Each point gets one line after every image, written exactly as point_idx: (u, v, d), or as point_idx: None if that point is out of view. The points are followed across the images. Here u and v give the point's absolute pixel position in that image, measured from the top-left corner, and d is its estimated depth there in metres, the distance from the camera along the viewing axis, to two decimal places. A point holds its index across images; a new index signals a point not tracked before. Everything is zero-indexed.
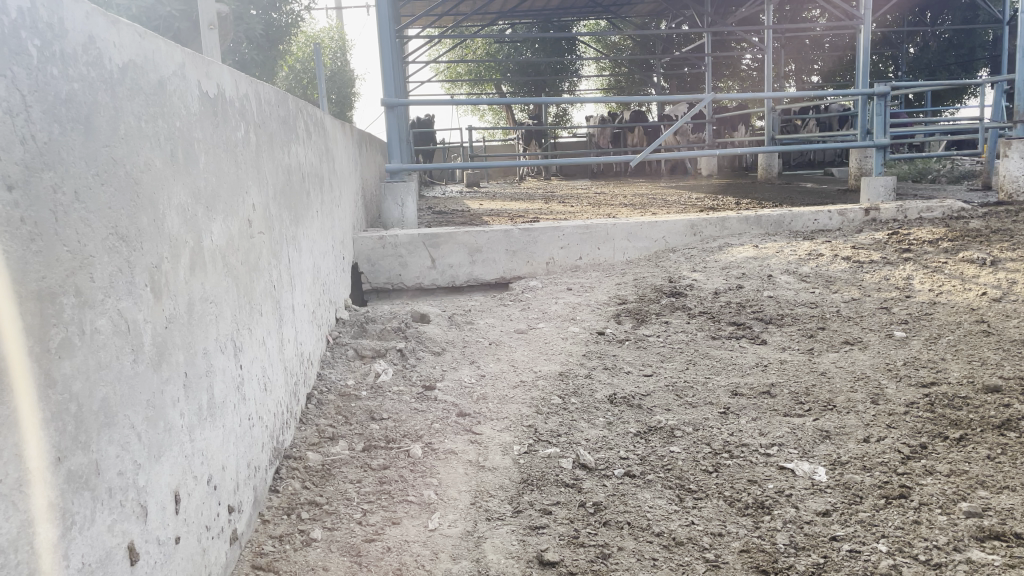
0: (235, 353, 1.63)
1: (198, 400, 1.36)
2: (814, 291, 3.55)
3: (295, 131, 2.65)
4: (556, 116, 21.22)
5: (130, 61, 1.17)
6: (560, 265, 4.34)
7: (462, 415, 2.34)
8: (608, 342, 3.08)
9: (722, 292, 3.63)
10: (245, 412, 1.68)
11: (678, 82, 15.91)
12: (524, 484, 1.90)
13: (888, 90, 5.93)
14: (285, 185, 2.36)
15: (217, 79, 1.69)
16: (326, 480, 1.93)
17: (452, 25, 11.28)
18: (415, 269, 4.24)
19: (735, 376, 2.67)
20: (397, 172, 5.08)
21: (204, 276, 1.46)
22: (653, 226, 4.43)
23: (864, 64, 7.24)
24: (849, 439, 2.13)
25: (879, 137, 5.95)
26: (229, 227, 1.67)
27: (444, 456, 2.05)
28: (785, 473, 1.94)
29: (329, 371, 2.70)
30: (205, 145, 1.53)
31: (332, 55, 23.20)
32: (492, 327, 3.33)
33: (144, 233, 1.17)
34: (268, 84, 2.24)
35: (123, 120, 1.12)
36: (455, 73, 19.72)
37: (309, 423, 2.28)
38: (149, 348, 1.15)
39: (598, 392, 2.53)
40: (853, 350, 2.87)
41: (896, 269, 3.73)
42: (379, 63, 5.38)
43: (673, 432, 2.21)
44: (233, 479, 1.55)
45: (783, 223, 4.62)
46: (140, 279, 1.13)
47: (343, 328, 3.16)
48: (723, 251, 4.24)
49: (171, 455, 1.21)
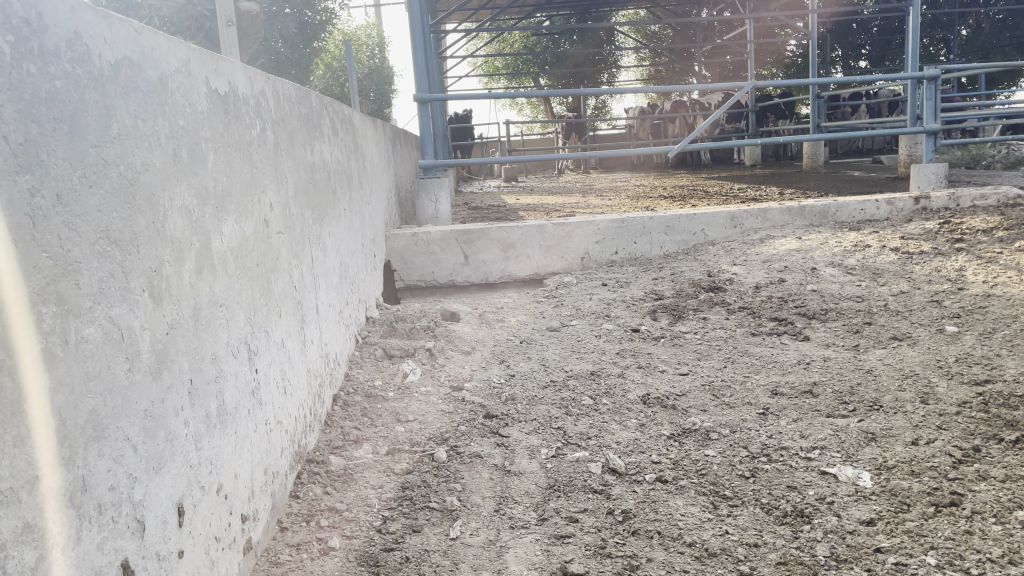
0: (249, 357, 1.59)
1: (206, 408, 1.31)
2: (861, 284, 3.41)
3: (320, 128, 2.61)
4: (597, 108, 21.04)
5: (124, 57, 1.13)
6: (596, 260, 4.26)
7: (490, 417, 2.28)
8: (643, 340, 3.00)
9: (763, 286, 3.51)
10: (262, 417, 1.64)
11: (720, 70, 15.61)
12: (550, 490, 1.84)
13: (939, 74, 5.70)
14: (308, 183, 2.32)
15: (229, 76, 1.65)
16: (347, 485, 1.89)
17: (489, 19, 11.24)
18: (448, 266, 4.19)
19: (775, 374, 2.57)
20: (431, 169, 5.03)
21: (213, 278, 1.42)
22: (691, 218, 4.31)
23: (913, 48, 6.97)
24: (896, 442, 2.01)
25: (929, 122, 5.73)
26: (242, 228, 1.62)
27: (470, 460, 2.00)
28: (827, 478, 1.84)
29: (357, 371, 2.66)
30: (214, 143, 1.49)
31: (370, 53, 23.35)
32: (525, 324, 3.27)
33: (142, 236, 1.12)
34: (287, 80, 2.20)
35: (116, 119, 1.07)
36: (493, 66, 19.67)
37: (334, 426, 2.24)
38: (149, 355, 1.11)
39: (631, 391, 2.45)
40: (902, 346, 2.73)
41: (948, 260, 3.56)
42: (413, 59, 5.34)
43: (708, 435, 2.12)
44: (248, 487, 1.51)
45: (828, 213, 4.46)
46: (137, 284, 1.09)
47: (373, 327, 3.12)
48: (765, 244, 4.10)
49: (174, 466, 1.16)
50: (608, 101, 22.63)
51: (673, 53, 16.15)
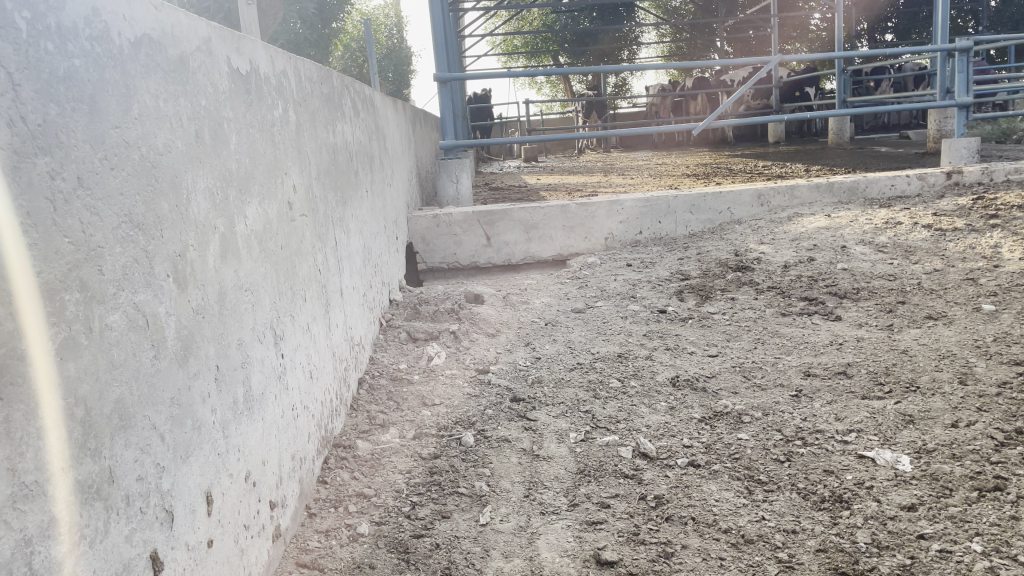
0: (275, 342, 1.57)
1: (233, 394, 1.29)
2: (893, 262, 3.33)
3: (341, 108, 2.57)
4: (617, 86, 20.86)
5: (143, 35, 1.09)
6: (620, 240, 4.20)
7: (517, 400, 2.25)
8: (671, 321, 2.95)
9: (792, 265, 3.45)
10: (289, 403, 1.62)
11: (743, 45, 15.35)
12: (581, 475, 1.80)
13: (970, 45, 5.55)
14: (330, 165, 2.29)
15: (250, 55, 1.61)
16: (375, 470, 1.87)
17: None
18: (470, 247, 4.15)
19: (807, 355, 2.52)
20: (452, 149, 4.98)
21: (238, 263, 1.39)
22: (717, 196, 4.24)
23: (943, 19, 6.79)
24: (935, 424, 1.96)
25: (960, 96, 5.58)
26: (266, 211, 1.60)
27: (498, 444, 1.97)
28: (865, 463, 1.80)
29: (382, 355, 2.64)
30: (237, 124, 1.46)
31: (387, 33, 23.27)
32: (550, 306, 3.23)
33: (165, 220, 1.09)
34: (309, 59, 2.17)
35: (137, 99, 1.04)
36: (512, 45, 19.51)
37: (360, 410, 2.22)
38: (174, 342, 1.08)
39: (660, 374, 2.42)
40: (938, 326, 2.67)
41: (982, 237, 3.47)
42: (433, 38, 5.28)
43: (740, 418, 2.07)
44: (276, 474, 1.49)
45: (857, 190, 4.37)
46: (161, 269, 1.06)
47: (397, 310, 3.09)
48: (793, 222, 4.03)
49: (201, 455, 1.14)
50: (628, 78, 22.39)
51: (694, 28, 15.91)
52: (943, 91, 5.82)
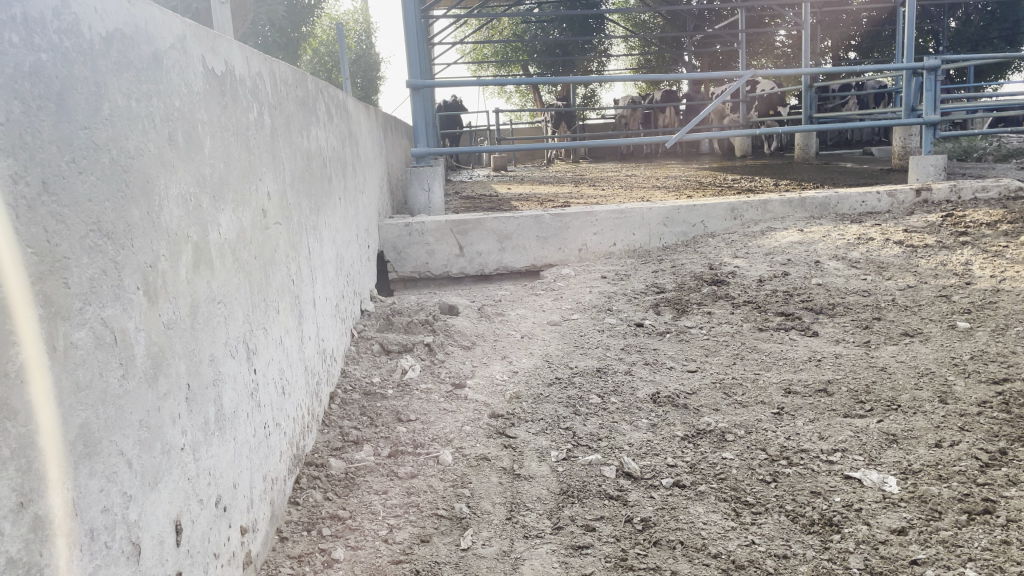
0: (248, 357, 1.49)
1: (205, 414, 1.21)
2: (866, 278, 3.34)
3: (315, 112, 2.49)
4: (585, 97, 20.92)
5: (116, 30, 1.01)
6: (594, 252, 4.16)
7: (495, 416, 2.18)
8: (648, 335, 2.91)
9: (767, 279, 3.44)
10: (261, 421, 1.54)
11: (711, 60, 15.50)
12: (564, 496, 1.75)
13: (938, 64, 5.62)
14: (304, 172, 2.21)
15: (226, 54, 1.54)
16: (349, 490, 1.79)
17: (480, 6, 11.09)
18: (442, 257, 4.09)
19: (787, 372, 2.49)
20: (424, 157, 4.91)
21: (210, 273, 1.31)
22: (691, 209, 4.23)
23: (909, 37, 6.89)
24: (919, 444, 1.94)
25: (928, 114, 5.65)
26: (240, 219, 1.52)
27: (477, 462, 1.90)
28: (852, 484, 1.77)
29: (354, 367, 2.56)
30: (211, 127, 1.38)
31: (356, 38, 23.08)
32: (525, 318, 3.17)
33: (136, 228, 1.01)
34: (284, 61, 2.09)
35: (108, 99, 0.97)
36: (482, 54, 19.46)
37: (332, 426, 2.14)
38: (143, 360, 1.00)
39: (640, 390, 2.37)
40: (914, 343, 2.67)
41: (953, 254, 3.50)
42: (405, 44, 5.21)
43: (724, 436, 2.04)
44: (247, 497, 1.41)
45: (829, 205, 4.39)
46: (131, 282, 0.98)
47: (368, 321, 3.01)
48: (766, 236, 4.03)
49: (171, 480, 1.06)
50: (597, 89, 22.51)
51: (663, 41, 16.03)
52: (910, 109, 5.89)
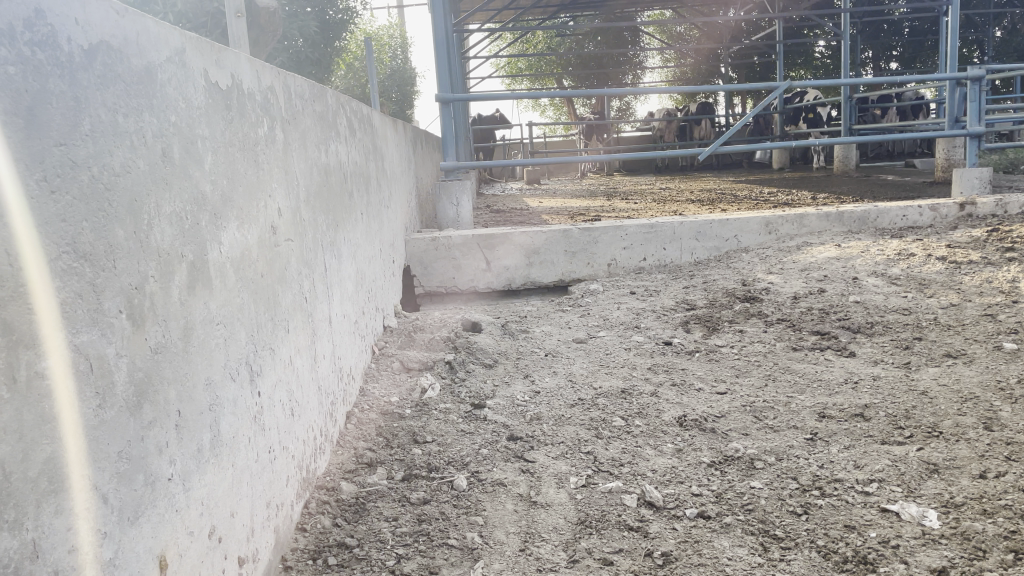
0: (251, 379, 1.44)
1: (198, 441, 1.16)
2: (907, 295, 3.21)
3: (335, 128, 2.46)
4: (620, 110, 20.85)
5: (101, 42, 0.98)
6: (623, 266, 4.08)
7: (514, 439, 2.11)
8: (676, 354, 2.82)
9: (802, 296, 3.32)
10: (265, 445, 1.49)
11: (748, 71, 15.32)
12: (581, 527, 1.67)
13: (983, 73, 5.43)
14: (321, 187, 2.17)
15: (233, 68, 1.50)
16: (359, 516, 1.73)
17: (514, 20, 11.04)
18: (469, 272, 4.03)
19: (821, 395, 2.38)
20: (453, 171, 4.87)
21: (209, 293, 1.26)
22: (723, 224, 4.12)
23: (953, 46, 6.70)
24: (961, 475, 1.82)
25: (972, 125, 5.45)
26: (245, 237, 1.47)
27: (493, 488, 1.83)
28: (889, 517, 1.66)
29: (373, 386, 2.51)
30: (213, 143, 1.34)
31: (393, 53, 23.16)
32: (550, 335, 3.10)
33: (120, 249, 0.97)
34: (300, 75, 2.06)
35: (89, 114, 0.92)
36: (516, 68, 19.47)
37: (347, 447, 2.09)
38: (126, 388, 0.96)
39: (666, 412, 2.28)
40: (957, 365, 2.54)
41: (999, 270, 3.35)
42: (436, 57, 5.19)
43: (753, 463, 1.94)
44: (247, 526, 1.36)
45: (868, 220, 4.25)
46: (112, 305, 0.94)
47: (390, 337, 2.97)
48: (802, 251, 3.91)
49: (156, 514, 1.01)
50: (632, 100, 22.40)
51: (699, 52, 15.88)
52: (954, 120, 5.71)
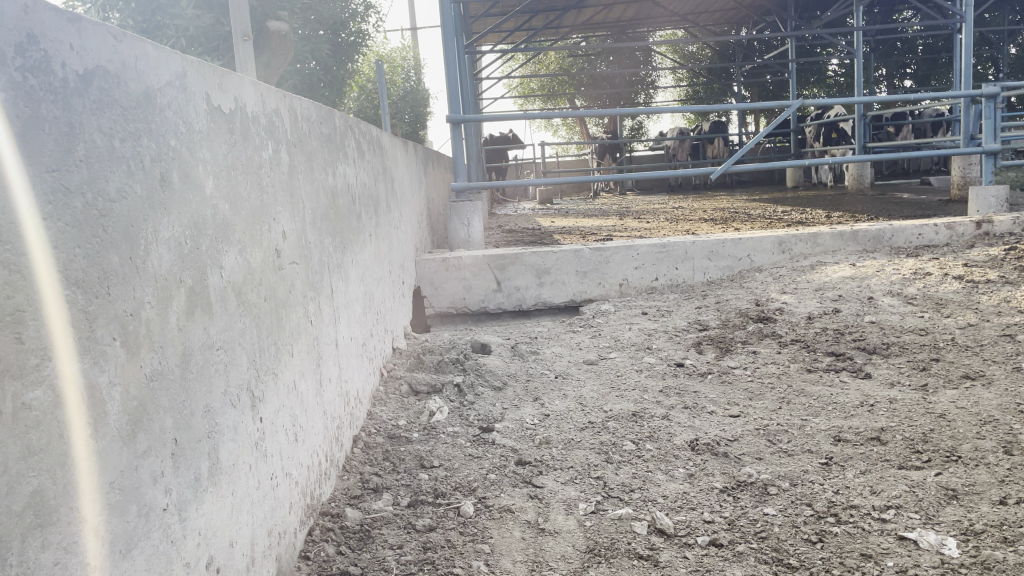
0: (253, 405, 1.42)
1: (196, 469, 1.14)
2: (923, 315, 3.16)
3: (343, 150, 2.46)
4: (632, 129, 20.88)
5: (98, 67, 0.97)
6: (635, 286, 4.05)
7: (523, 464, 2.08)
8: (688, 376, 2.78)
9: (816, 317, 3.28)
10: (267, 471, 1.46)
11: (761, 90, 15.30)
12: (590, 555, 1.63)
13: (998, 91, 5.38)
14: (328, 209, 2.16)
15: (236, 91, 1.50)
16: (363, 544, 1.70)
17: (526, 41, 11.06)
18: (480, 292, 4.01)
19: (837, 418, 2.33)
20: (463, 192, 4.86)
21: (209, 318, 1.25)
22: (736, 243, 4.08)
23: (967, 64, 6.64)
24: (981, 501, 1.77)
25: (988, 142, 5.39)
26: (248, 260, 1.46)
27: (500, 515, 1.80)
28: (907, 545, 1.61)
29: (380, 409, 2.48)
30: (215, 167, 1.33)
31: (405, 74, 23.25)
32: (560, 357, 3.07)
33: (114, 275, 0.95)
34: (306, 98, 2.05)
35: (84, 139, 0.92)
36: (528, 88, 19.53)
37: (353, 472, 2.06)
38: (119, 417, 0.94)
39: (677, 436, 2.24)
40: (976, 387, 2.48)
41: (1017, 290, 3.29)
42: (446, 79, 5.19)
43: (766, 489, 1.89)
44: (247, 555, 1.33)
45: (883, 238, 4.20)
46: (105, 333, 0.92)
47: (399, 359, 2.94)
48: (816, 271, 3.86)
49: (149, 545, 0.99)
50: (645, 119, 22.41)
51: (711, 72, 15.89)
52: (969, 137, 5.66)
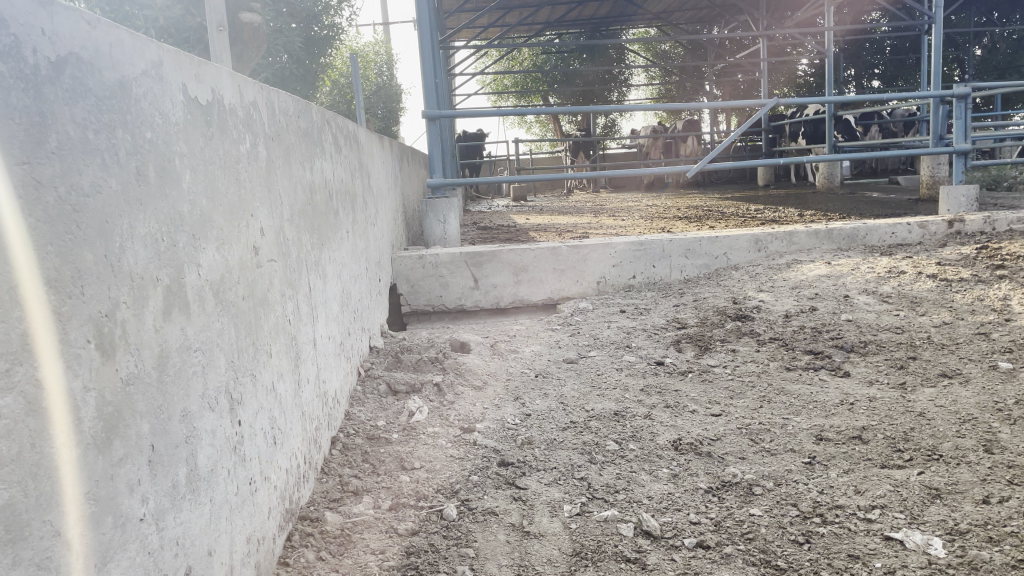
0: (231, 409, 1.37)
1: (173, 477, 1.09)
2: (899, 313, 3.18)
3: (321, 144, 2.41)
4: (605, 127, 20.94)
5: (71, 54, 0.92)
6: (613, 284, 4.04)
7: (505, 465, 2.05)
8: (669, 374, 2.77)
9: (794, 315, 3.28)
10: (245, 476, 1.42)
11: (732, 89, 15.44)
12: (577, 558, 1.61)
13: (968, 91, 5.44)
14: (306, 206, 2.11)
15: (213, 82, 1.44)
16: (344, 549, 1.66)
17: (500, 36, 11.01)
18: (456, 290, 3.97)
19: (818, 416, 2.33)
20: (439, 188, 4.81)
21: (186, 319, 1.20)
22: (713, 241, 4.09)
23: (938, 64, 6.72)
24: (964, 500, 1.77)
25: (959, 142, 5.45)
26: (226, 258, 1.41)
27: (484, 518, 1.77)
28: (893, 546, 1.61)
29: (359, 409, 2.43)
30: (192, 161, 1.28)
31: (378, 69, 23.09)
32: (539, 355, 3.04)
33: (88, 273, 0.90)
34: (284, 91, 2.00)
35: (57, 131, 0.87)
36: (501, 84, 19.49)
37: (331, 474, 2.01)
38: (93, 424, 0.89)
39: (660, 436, 2.22)
40: (953, 385, 2.50)
41: (990, 288, 3.33)
42: (422, 74, 5.13)
43: (751, 489, 1.88)
44: (226, 564, 1.28)
45: (857, 237, 4.23)
46: (80, 335, 0.88)
47: (376, 359, 2.89)
48: (792, 269, 3.88)
49: (125, 558, 0.94)
50: (618, 117, 22.49)
51: (684, 71, 15.97)
52: (938, 138, 5.74)
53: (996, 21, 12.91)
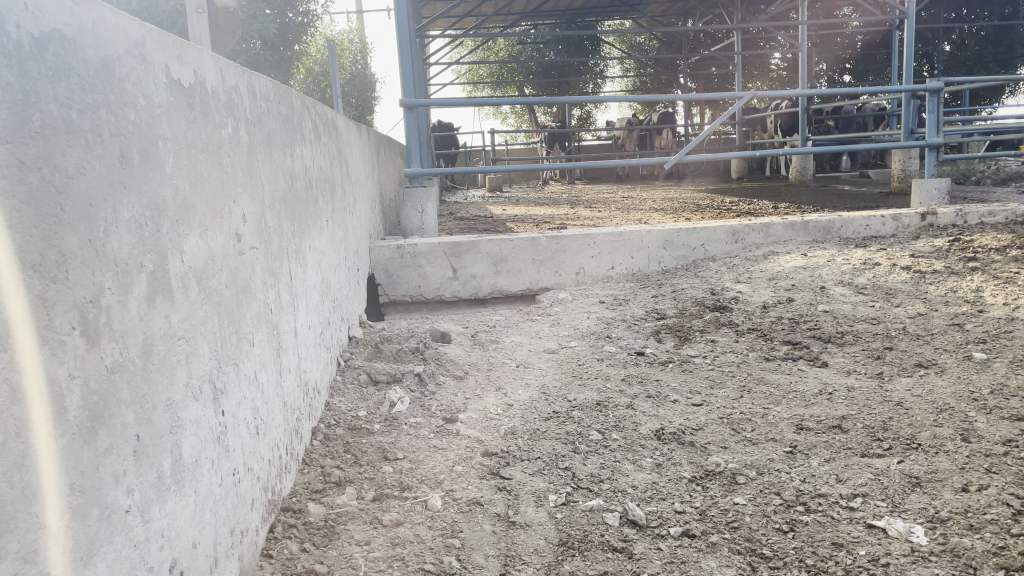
0: (215, 398, 1.34)
1: (158, 467, 1.07)
2: (875, 304, 3.21)
3: (300, 131, 2.37)
4: (580, 118, 20.94)
5: (53, 31, 0.89)
6: (591, 275, 4.03)
7: (489, 455, 2.04)
8: (649, 365, 2.77)
9: (771, 306, 3.31)
10: (229, 467, 1.39)
11: (706, 82, 15.52)
12: (563, 548, 1.61)
13: (941, 86, 5.50)
14: (287, 193, 2.07)
15: (195, 64, 1.41)
16: (329, 541, 1.64)
17: (476, 26, 10.95)
18: (435, 279, 3.94)
19: (798, 406, 2.35)
20: (417, 178, 4.77)
21: (170, 306, 1.17)
22: (691, 232, 4.10)
23: (910, 59, 6.79)
24: (943, 488, 1.80)
25: (931, 136, 5.52)
26: (209, 244, 1.38)
27: (469, 508, 1.76)
28: (876, 534, 1.63)
29: (339, 400, 2.40)
30: (176, 145, 1.25)
31: (351, 57, 22.88)
32: (520, 345, 3.03)
33: (73, 258, 0.88)
34: (266, 75, 1.96)
35: (40, 110, 0.84)
36: (476, 74, 19.40)
37: (313, 465, 1.99)
38: (78, 414, 0.86)
39: (643, 425, 2.22)
40: (930, 375, 2.53)
41: (963, 280, 3.38)
42: (399, 63, 5.08)
43: (735, 478, 1.89)
44: (210, 556, 1.26)
45: (832, 229, 4.27)
46: (65, 322, 0.85)
47: (356, 349, 2.86)
48: (768, 261, 3.90)
49: (111, 550, 0.92)
50: (592, 108, 22.50)
51: (658, 63, 16.01)
52: (909, 132, 5.81)
53: (965, 17, 13.08)
